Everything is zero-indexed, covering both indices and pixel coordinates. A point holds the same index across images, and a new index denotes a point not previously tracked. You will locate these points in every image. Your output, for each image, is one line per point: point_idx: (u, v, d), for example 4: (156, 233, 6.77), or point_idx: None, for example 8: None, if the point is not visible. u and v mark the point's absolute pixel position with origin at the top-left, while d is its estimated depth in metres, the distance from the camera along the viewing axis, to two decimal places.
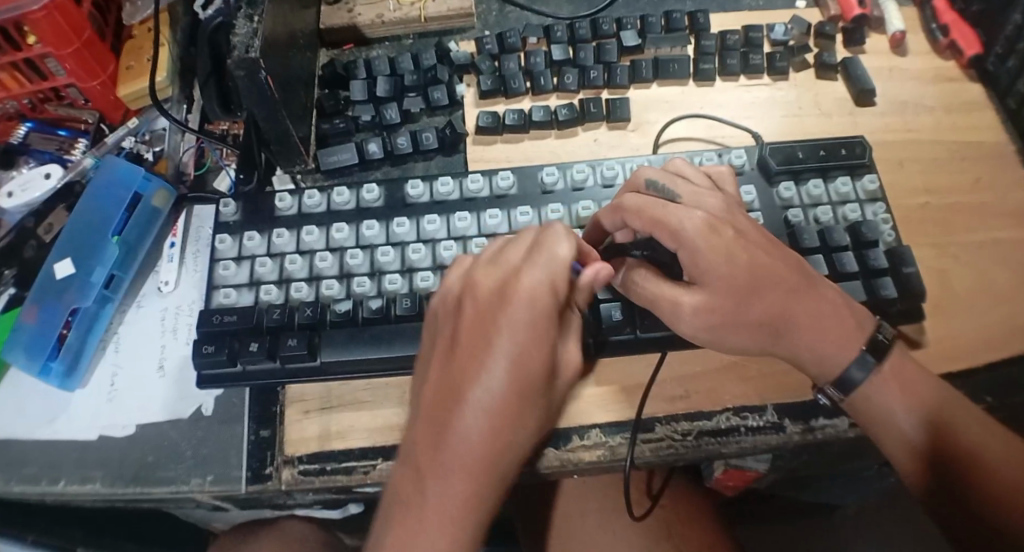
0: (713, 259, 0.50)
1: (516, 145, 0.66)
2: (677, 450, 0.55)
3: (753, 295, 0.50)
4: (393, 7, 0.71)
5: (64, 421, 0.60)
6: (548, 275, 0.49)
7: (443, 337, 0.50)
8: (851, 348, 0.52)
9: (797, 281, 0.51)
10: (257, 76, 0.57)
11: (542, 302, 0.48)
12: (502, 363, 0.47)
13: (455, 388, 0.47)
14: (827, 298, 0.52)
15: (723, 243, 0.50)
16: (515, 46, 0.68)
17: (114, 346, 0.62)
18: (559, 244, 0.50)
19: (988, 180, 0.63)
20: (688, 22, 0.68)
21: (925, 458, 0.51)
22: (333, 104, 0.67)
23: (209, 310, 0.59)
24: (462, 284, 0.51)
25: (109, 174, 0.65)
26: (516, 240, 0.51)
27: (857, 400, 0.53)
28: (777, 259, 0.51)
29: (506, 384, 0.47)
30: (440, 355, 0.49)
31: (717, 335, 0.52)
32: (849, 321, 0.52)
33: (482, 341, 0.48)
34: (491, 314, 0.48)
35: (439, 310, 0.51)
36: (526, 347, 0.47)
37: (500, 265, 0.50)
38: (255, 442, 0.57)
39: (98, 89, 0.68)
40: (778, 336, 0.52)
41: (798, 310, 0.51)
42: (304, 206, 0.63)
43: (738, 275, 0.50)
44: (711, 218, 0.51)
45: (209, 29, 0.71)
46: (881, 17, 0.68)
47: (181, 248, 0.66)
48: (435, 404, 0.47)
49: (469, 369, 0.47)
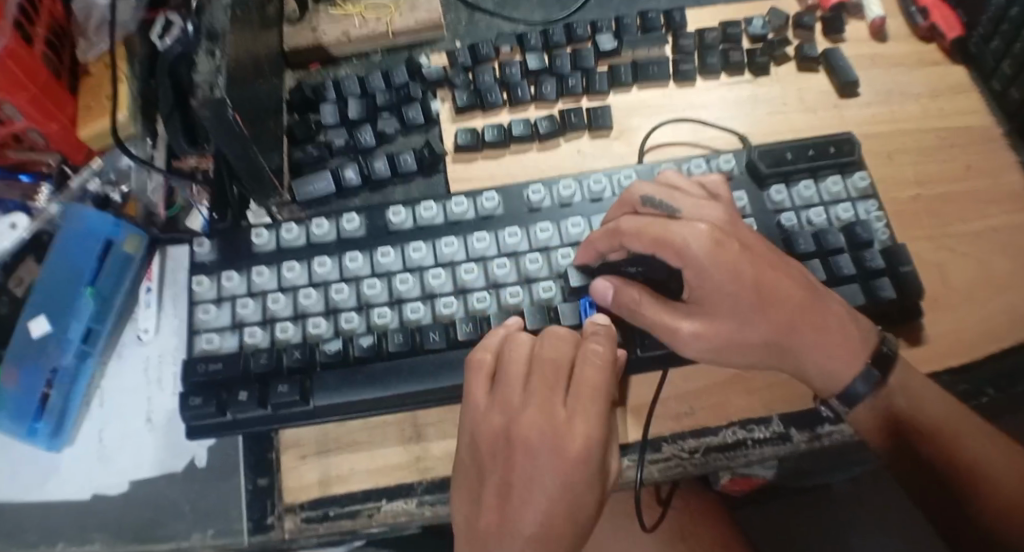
0: (719, 276, 0.49)
1: (497, 162, 0.64)
2: (685, 468, 0.55)
3: (758, 313, 0.51)
4: (359, 23, 0.68)
5: (55, 483, 0.58)
6: (594, 413, 0.48)
7: (492, 475, 0.49)
8: (857, 362, 0.52)
9: (804, 296, 0.51)
10: (224, 115, 0.53)
11: (593, 443, 0.48)
12: (559, 505, 0.47)
13: (511, 532, 0.47)
14: (833, 312, 0.52)
15: (731, 257, 0.49)
16: (488, 56, 0.66)
17: (98, 401, 0.61)
18: (597, 380, 0.50)
19: (978, 166, 0.63)
20: (664, 21, 0.66)
21: (930, 471, 0.52)
22: (304, 130, 0.64)
23: (192, 358, 0.57)
24: (504, 418, 0.50)
25: (75, 226, 0.63)
26: (552, 370, 0.50)
27: (862, 412, 0.53)
28: (784, 277, 0.51)
29: (558, 514, 0.47)
30: (490, 494, 0.49)
31: (714, 356, 0.52)
32: (853, 335, 0.52)
33: (533, 479, 0.47)
34: (544, 458, 0.47)
35: (479, 443, 0.50)
36: (575, 480, 0.47)
37: (542, 400, 0.49)
38: (253, 492, 0.57)
39: (58, 132, 0.65)
40: (782, 353, 0.52)
41: (804, 327, 0.51)
42: (283, 240, 0.60)
43: (742, 296, 0.50)
44: (715, 234, 0.50)
45: (171, 60, 0.65)
46: (859, 4, 0.68)
47: (158, 293, 0.64)
48: (488, 533, 0.48)
49: (521, 506, 0.47)
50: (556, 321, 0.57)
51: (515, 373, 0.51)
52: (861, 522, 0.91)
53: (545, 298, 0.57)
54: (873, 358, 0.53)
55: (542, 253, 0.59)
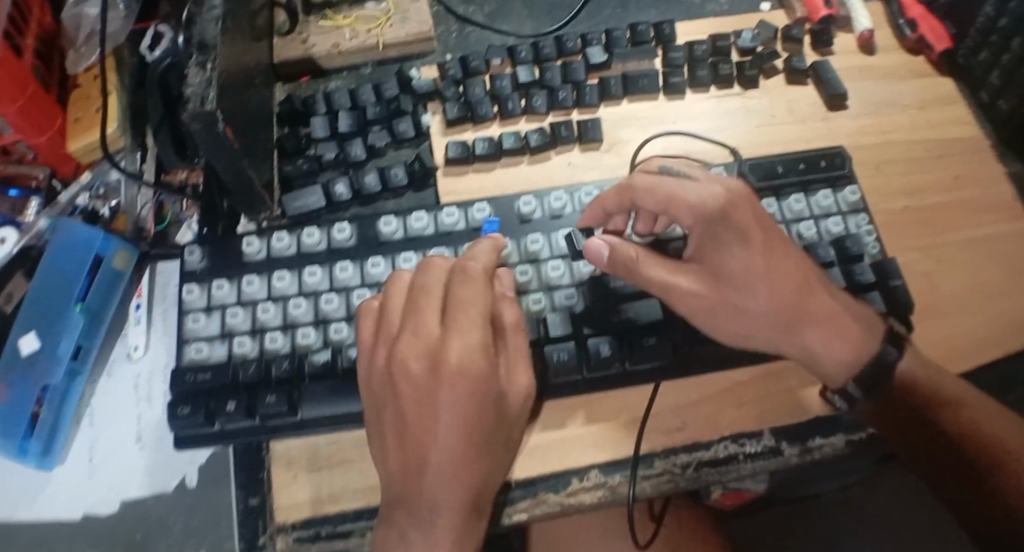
0: (728, 239, 0.53)
1: (487, 175, 0.64)
2: (677, 483, 0.56)
3: (764, 282, 0.54)
4: (349, 35, 0.68)
5: (47, 500, 0.59)
6: (472, 323, 0.50)
7: (388, 407, 0.51)
8: (870, 342, 0.54)
9: (811, 274, 0.55)
10: (214, 128, 0.53)
11: (474, 355, 0.49)
12: (451, 420, 0.49)
13: (418, 447, 0.50)
14: (841, 296, 0.55)
15: (745, 222, 0.52)
16: (478, 69, 0.66)
17: (89, 418, 0.61)
18: (471, 295, 0.51)
19: (967, 176, 0.64)
20: (654, 33, 0.67)
21: (945, 445, 0.54)
22: (294, 143, 0.64)
23: (180, 368, 0.57)
24: (387, 352, 0.51)
25: (63, 238, 0.63)
26: (424, 294, 0.51)
27: (874, 402, 0.55)
28: (796, 255, 0.54)
29: (456, 426, 0.49)
30: (393, 424, 0.51)
31: (701, 315, 0.55)
32: (864, 318, 0.55)
33: (424, 400, 0.49)
34: (427, 379, 0.49)
35: (371, 380, 0.52)
36: (468, 392, 0.49)
37: (418, 326, 0.50)
38: (244, 511, 0.56)
39: (47, 145, 0.65)
40: (785, 327, 0.55)
41: (812, 299, 0.54)
42: (273, 249, 0.60)
43: (750, 264, 0.53)
44: (730, 202, 0.52)
45: (160, 70, 0.67)
46: (848, 16, 0.69)
47: (148, 309, 0.65)
48: (401, 456, 0.50)
49: (423, 427, 0.50)
50: (545, 333, 0.57)
51: (396, 308, 0.52)
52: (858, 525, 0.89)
53: (534, 310, 0.57)
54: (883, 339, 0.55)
55: (532, 265, 0.58)
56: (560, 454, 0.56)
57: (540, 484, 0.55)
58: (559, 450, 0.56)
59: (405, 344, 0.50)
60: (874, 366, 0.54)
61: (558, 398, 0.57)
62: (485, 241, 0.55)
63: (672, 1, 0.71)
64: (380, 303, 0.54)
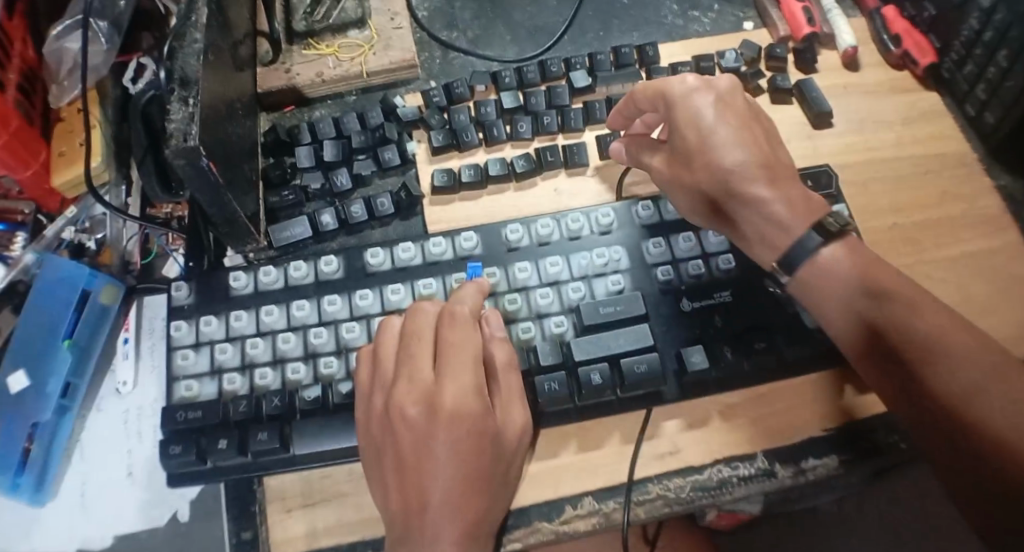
0: (681, 117, 0.58)
1: (475, 203, 0.64)
2: (672, 508, 0.56)
3: (699, 156, 0.58)
4: (333, 64, 0.68)
5: (39, 536, 0.59)
6: (463, 366, 0.52)
7: (386, 452, 0.51)
8: (797, 225, 0.55)
9: (762, 161, 0.57)
10: (198, 163, 0.53)
11: (469, 394, 0.51)
12: (449, 459, 0.50)
13: (419, 489, 0.50)
14: (793, 190, 0.57)
15: (702, 101, 0.58)
16: (462, 96, 0.66)
17: (79, 454, 0.61)
18: (462, 337, 0.52)
19: (955, 191, 0.64)
20: (637, 56, 0.67)
21: (937, 425, 0.50)
22: (279, 174, 0.64)
23: (171, 406, 0.57)
24: (382, 398, 0.52)
25: (51, 273, 0.63)
26: (416, 338, 0.53)
27: (804, 286, 0.55)
28: (751, 142, 0.57)
29: (455, 462, 0.50)
30: (392, 468, 0.51)
31: (667, 189, 0.60)
32: (800, 208, 0.56)
33: (423, 441, 0.51)
34: (424, 421, 0.51)
35: (368, 426, 0.52)
36: (465, 430, 0.50)
37: (412, 369, 0.52)
38: (237, 544, 0.56)
39: (32, 179, 0.65)
40: (728, 210, 0.57)
41: (753, 182, 0.56)
42: (261, 283, 0.60)
43: (693, 137, 0.58)
44: (691, 90, 0.58)
45: (142, 102, 0.67)
46: (831, 34, 0.69)
47: (136, 343, 0.64)
48: (401, 499, 0.50)
49: (422, 468, 0.50)
50: (535, 362, 0.56)
51: (389, 353, 0.53)
52: (858, 529, 0.92)
53: (523, 339, 0.57)
54: (815, 222, 0.55)
55: (521, 293, 0.58)
56: (552, 482, 0.55)
57: (534, 512, 0.55)
58: (552, 479, 0.56)
59: (401, 387, 0.51)
60: (795, 241, 0.55)
61: (551, 426, 0.57)
62: (470, 283, 0.55)
63: (654, 23, 0.72)
64: (373, 347, 0.54)
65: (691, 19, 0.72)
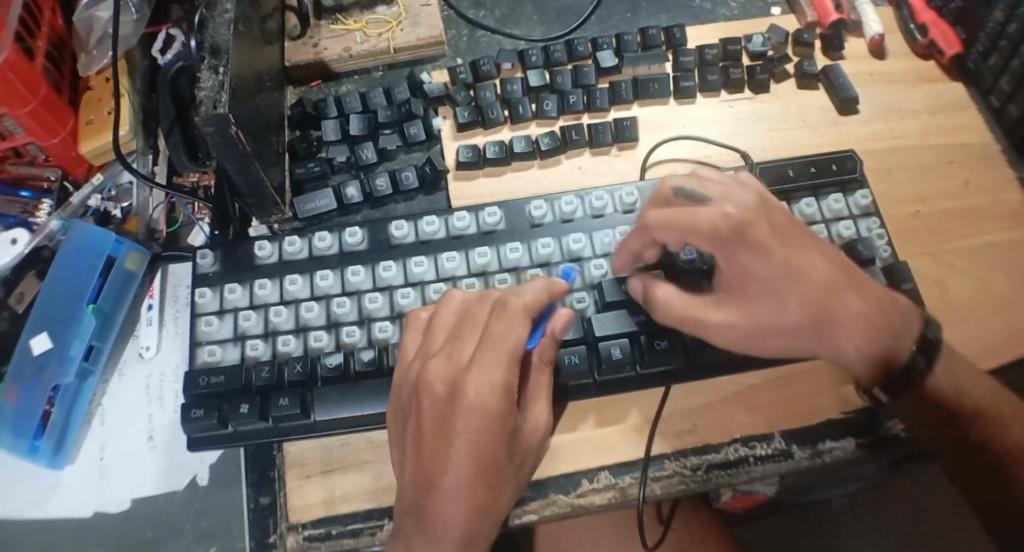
0: (751, 263, 0.52)
1: (499, 178, 0.64)
2: (688, 485, 0.56)
3: (787, 297, 0.52)
4: (360, 39, 0.68)
5: (59, 499, 0.60)
6: (501, 359, 0.49)
7: (410, 424, 0.50)
8: (903, 341, 0.53)
9: (840, 280, 0.52)
10: (227, 132, 0.53)
11: (501, 390, 0.48)
12: (466, 450, 0.47)
13: (431, 470, 0.48)
14: (872, 287, 0.53)
15: (761, 238, 0.51)
16: (489, 73, 0.66)
17: (100, 418, 0.62)
18: (507, 327, 0.50)
19: (977, 182, 0.64)
20: (664, 37, 0.67)
21: (948, 425, 0.54)
22: (305, 146, 0.64)
23: (194, 371, 0.57)
24: (416, 370, 0.51)
25: (78, 240, 0.63)
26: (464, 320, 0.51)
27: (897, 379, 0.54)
28: (821, 260, 0.52)
29: (471, 454, 0.48)
30: (413, 439, 0.50)
31: (747, 344, 0.54)
32: (894, 320, 0.53)
33: (442, 424, 0.48)
34: (447, 406, 0.48)
35: (401, 391, 0.52)
36: (487, 424, 0.48)
37: (451, 349, 0.50)
38: (255, 510, 0.56)
39: (59, 146, 0.66)
40: (819, 342, 0.53)
41: (845, 312, 0.52)
42: (285, 253, 0.60)
43: (773, 280, 0.52)
44: (749, 219, 0.51)
45: (172, 74, 0.68)
46: (859, 21, 0.69)
47: (159, 310, 0.65)
48: (414, 472, 0.49)
49: (437, 449, 0.48)
50: None
51: (438, 328, 0.53)
52: (869, 523, 0.93)
53: None
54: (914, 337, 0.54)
55: (543, 268, 0.59)
56: (570, 457, 0.56)
57: (551, 485, 0.55)
58: (570, 454, 0.56)
59: (433, 364, 0.50)
60: (905, 361, 0.53)
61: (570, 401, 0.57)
62: (539, 280, 0.53)
63: (682, 6, 0.72)
64: (426, 318, 0.55)
65: (719, 3, 0.72)
